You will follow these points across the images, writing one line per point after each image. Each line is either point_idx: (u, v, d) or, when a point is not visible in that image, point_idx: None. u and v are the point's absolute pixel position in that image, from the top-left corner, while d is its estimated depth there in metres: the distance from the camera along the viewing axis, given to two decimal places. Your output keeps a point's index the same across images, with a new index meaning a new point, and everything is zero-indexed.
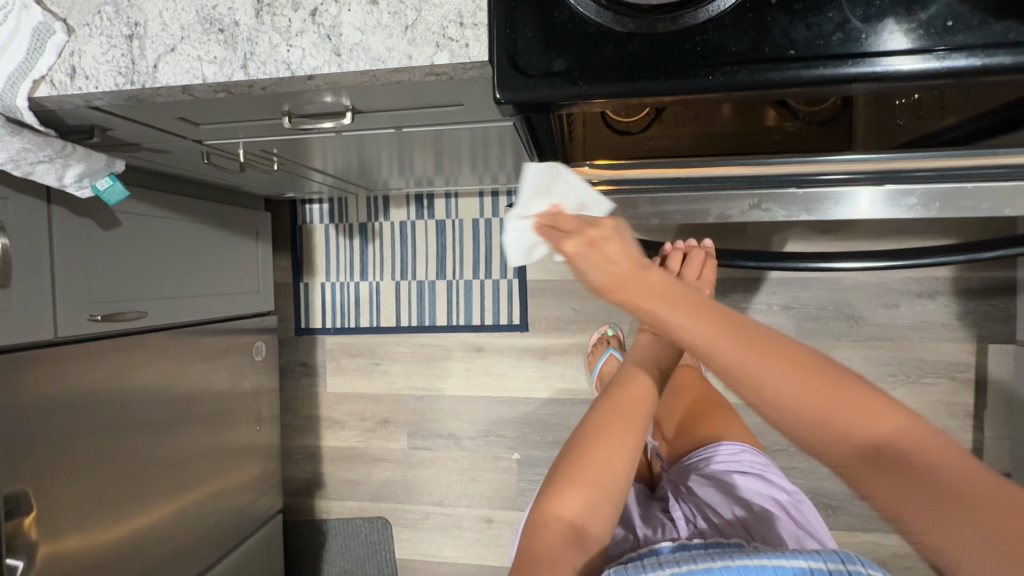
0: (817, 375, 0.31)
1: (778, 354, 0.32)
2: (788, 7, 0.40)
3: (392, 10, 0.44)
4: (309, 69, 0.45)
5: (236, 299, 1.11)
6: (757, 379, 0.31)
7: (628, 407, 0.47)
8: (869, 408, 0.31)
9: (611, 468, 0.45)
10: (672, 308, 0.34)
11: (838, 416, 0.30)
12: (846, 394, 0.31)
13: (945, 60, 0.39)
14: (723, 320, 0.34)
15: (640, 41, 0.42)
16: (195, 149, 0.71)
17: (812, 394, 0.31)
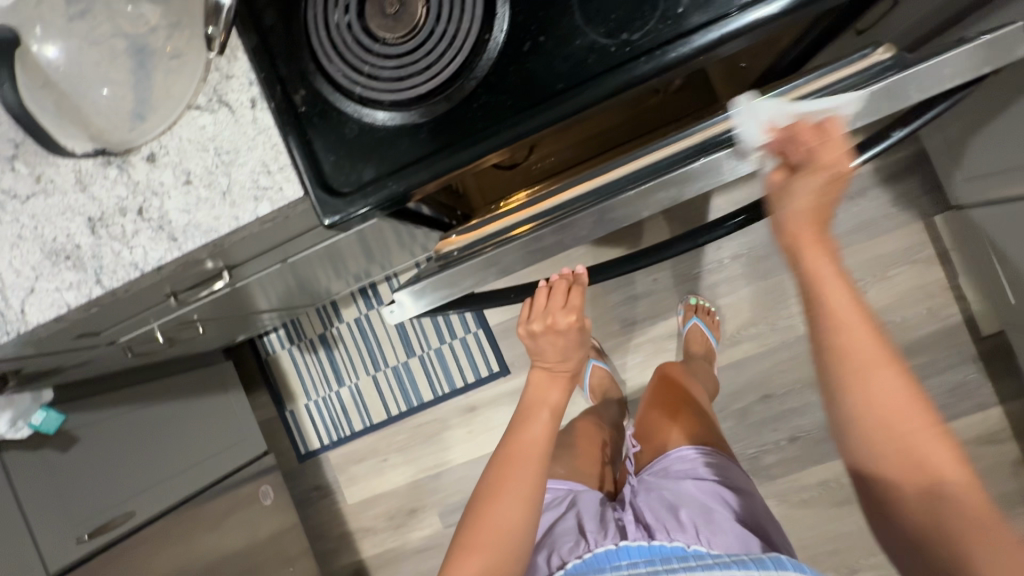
0: (912, 417, 0.44)
1: (890, 375, 0.44)
2: (539, 47, 0.42)
3: (206, 183, 0.46)
4: (155, 261, 0.48)
5: (223, 456, 1.11)
6: (848, 355, 0.45)
7: (521, 454, 0.58)
8: (938, 456, 0.43)
9: (509, 515, 0.54)
10: (842, 297, 0.46)
11: (895, 433, 0.44)
12: (927, 441, 0.43)
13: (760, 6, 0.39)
14: (875, 350, 0.45)
15: (428, 127, 0.44)
16: (115, 349, 0.73)
17: (892, 407, 0.44)
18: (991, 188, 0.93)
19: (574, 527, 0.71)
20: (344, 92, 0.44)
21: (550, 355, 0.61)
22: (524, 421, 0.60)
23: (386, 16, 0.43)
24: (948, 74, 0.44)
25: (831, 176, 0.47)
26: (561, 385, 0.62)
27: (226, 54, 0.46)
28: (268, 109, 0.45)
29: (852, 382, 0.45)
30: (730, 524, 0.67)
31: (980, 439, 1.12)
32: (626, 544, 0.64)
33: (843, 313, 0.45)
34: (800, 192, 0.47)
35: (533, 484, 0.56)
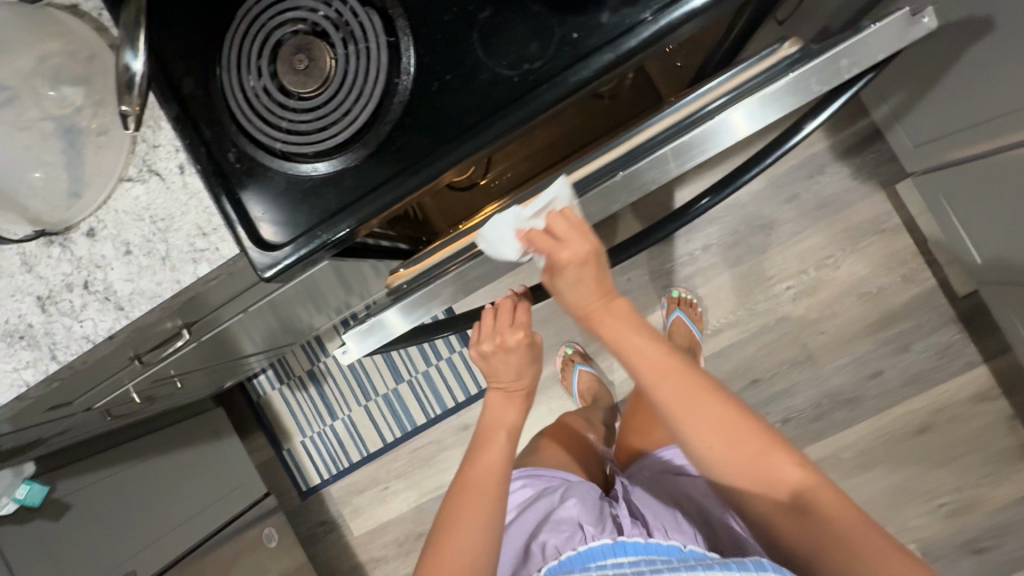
0: (741, 438, 0.46)
1: (713, 402, 0.46)
2: (445, 84, 0.43)
3: (146, 251, 0.47)
4: (105, 332, 0.49)
5: (223, 502, 1.12)
6: (664, 400, 0.46)
7: (477, 481, 0.55)
8: (783, 462, 0.46)
9: (470, 546, 0.51)
10: (631, 335, 0.47)
11: (746, 459, 0.46)
12: (764, 451, 0.46)
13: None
14: (676, 375, 0.46)
15: (352, 174, 0.45)
16: (93, 414, 0.75)
17: (733, 450, 0.46)
18: (944, 152, 0.94)
19: (573, 518, 0.65)
20: (267, 147, 0.45)
21: (503, 373, 0.59)
22: (481, 447, 0.57)
23: (296, 72, 0.44)
24: (846, 64, 0.46)
25: (583, 262, 0.47)
26: (516, 406, 0.59)
27: (151, 126, 0.47)
28: (196, 173, 0.47)
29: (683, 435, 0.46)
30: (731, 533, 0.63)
31: (972, 399, 1.11)
32: (622, 538, 0.57)
33: (653, 369, 0.46)
34: (564, 289, 0.48)
35: (493, 510, 0.53)
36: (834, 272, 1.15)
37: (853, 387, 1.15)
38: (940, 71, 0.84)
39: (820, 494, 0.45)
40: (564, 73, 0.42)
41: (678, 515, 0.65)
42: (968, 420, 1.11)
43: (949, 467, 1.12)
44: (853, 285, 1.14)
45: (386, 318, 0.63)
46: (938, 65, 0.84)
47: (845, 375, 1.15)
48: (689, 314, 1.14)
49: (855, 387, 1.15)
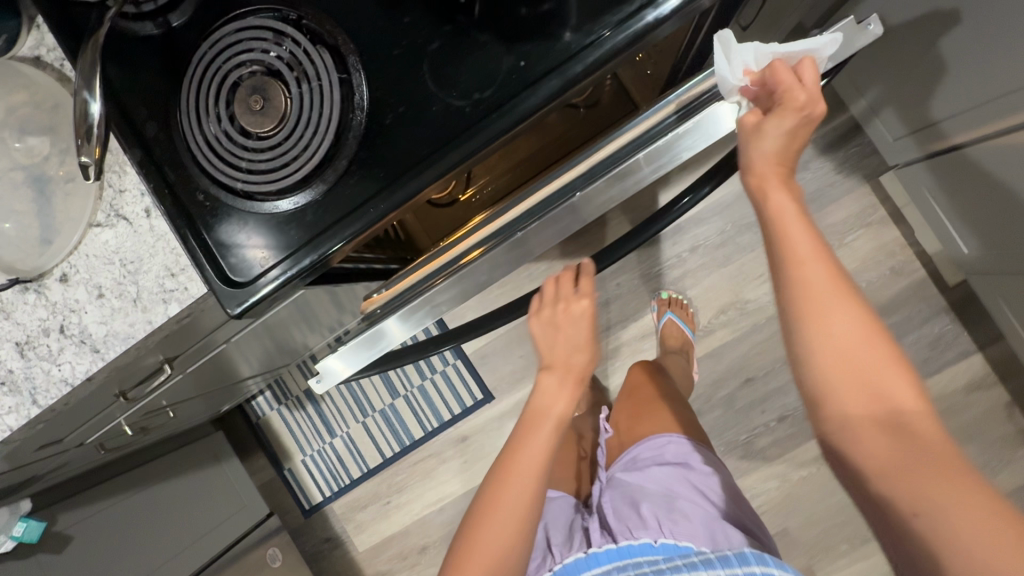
0: (881, 345, 0.40)
1: (851, 303, 0.41)
2: (397, 117, 0.44)
3: (117, 293, 0.48)
4: (83, 374, 0.50)
5: (224, 528, 1.12)
6: (804, 286, 0.42)
7: (518, 467, 0.60)
8: (907, 383, 0.40)
9: (506, 525, 0.58)
10: (787, 217, 0.43)
11: (875, 379, 0.40)
12: (889, 370, 0.40)
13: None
14: (825, 265, 0.41)
15: (311, 209, 0.46)
16: (87, 449, 0.76)
17: (872, 354, 0.40)
18: (924, 144, 0.93)
19: (543, 540, 0.76)
20: (229, 187, 0.46)
21: (559, 345, 0.64)
22: (529, 429, 0.62)
23: (253, 112, 0.45)
24: (791, 80, 0.48)
25: (804, 117, 0.44)
26: (569, 395, 0.63)
27: (115, 171, 0.48)
28: (161, 216, 0.47)
29: (808, 322, 0.41)
30: (692, 511, 0.71)
31: (967, 388, 1.11)
32: (594, 550, 0.68)
33: (804, 253, 0.42)
34: (768, 133, 0.44)
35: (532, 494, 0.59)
36: None
37: None
38: (915, 64, 0.84)
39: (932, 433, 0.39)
40: (513, 102, 0.42)
41: (641, 505, 0.73)
42: (963, 410, 1.11)
43: None
44: None
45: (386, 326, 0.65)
46: (912, 59, 0.84)
47: None
48: (681, 316, 1.13)
49: None
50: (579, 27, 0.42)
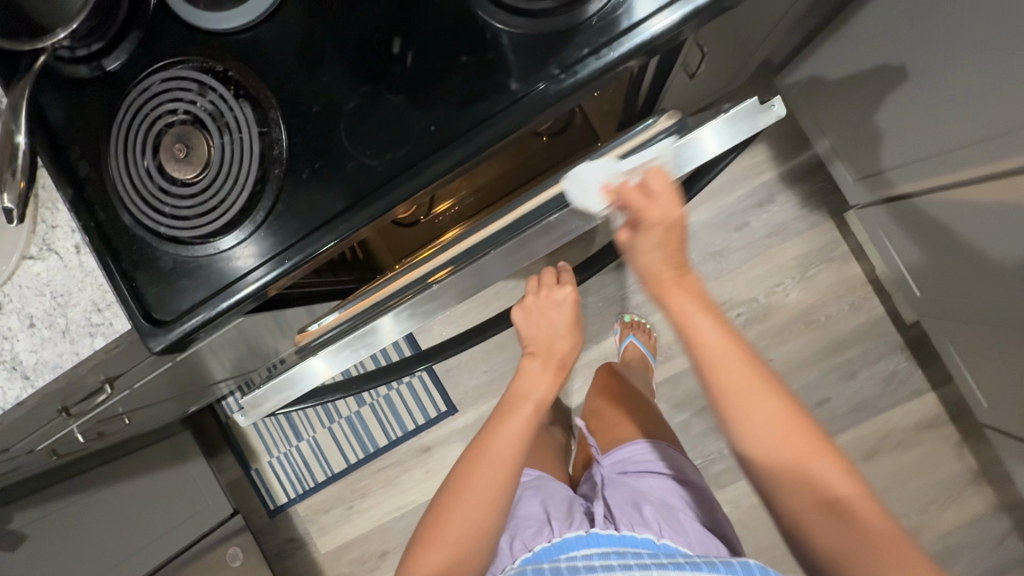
0: (796, 432, 0.49)
1: (761, 399, 0.49)
2: (313, 172, 0.46)
3: (47, 324, 0.50)
4: (14, 399, 0.52)
5: (185, 526, 1.15)
6: (744, 404, 0.49)
7: (491, 455, 0.60)
8: (822, 466, 0.49)
9: (470, 519, 0.59)
10: (709, 324, 0.50)
11: (787, 448, 0.49)
12: (808, 450, 0.49)
13: (618, 48, 0.42)
14: (743, 365, 0.50)
15: (232, 254, 0.48)
16: (39, 454, 0.78)
17: (775, 427, 0.49)
18: (881, 188, 0.95)
19: (539, 513, 0.72)
20: (153, 230, 0.48)
21: (541, 337, 0.62)
22: (503, 416, 0.62)
23: (177, 160, 0.47)
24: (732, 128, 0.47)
25: (665, 228, 0.49)
26: (549, 381, 0.62)
27: (48, 207, 0.50)
28: (90, 253, 0.49)
29: (731, 417, 0.50)
30: (690, 526, 0.69)
31: (919, 426, 1.12)
32: (597, 530, 0.63)
33: (723, 358, 0.50)
34: (645, 249, 0.50)
35: (501, 479, 0.60)
36: (783, 299, 1.16)
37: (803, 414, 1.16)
38: (870, 112, 0.85)
39: (870, 518, 0.47)
40: (426, 161, 0.44)
41: (643, 504, 0.70)
42: (914, 447, 1.12)
43: (897, 493, 1.13)
44: (802, 313, 1.15)
45: (380, 326, 0.60)
46: (866, 106, 0.85)
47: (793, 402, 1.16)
48: (641, 339, 1.14)
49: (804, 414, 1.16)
50: (522, 77, 0.44)
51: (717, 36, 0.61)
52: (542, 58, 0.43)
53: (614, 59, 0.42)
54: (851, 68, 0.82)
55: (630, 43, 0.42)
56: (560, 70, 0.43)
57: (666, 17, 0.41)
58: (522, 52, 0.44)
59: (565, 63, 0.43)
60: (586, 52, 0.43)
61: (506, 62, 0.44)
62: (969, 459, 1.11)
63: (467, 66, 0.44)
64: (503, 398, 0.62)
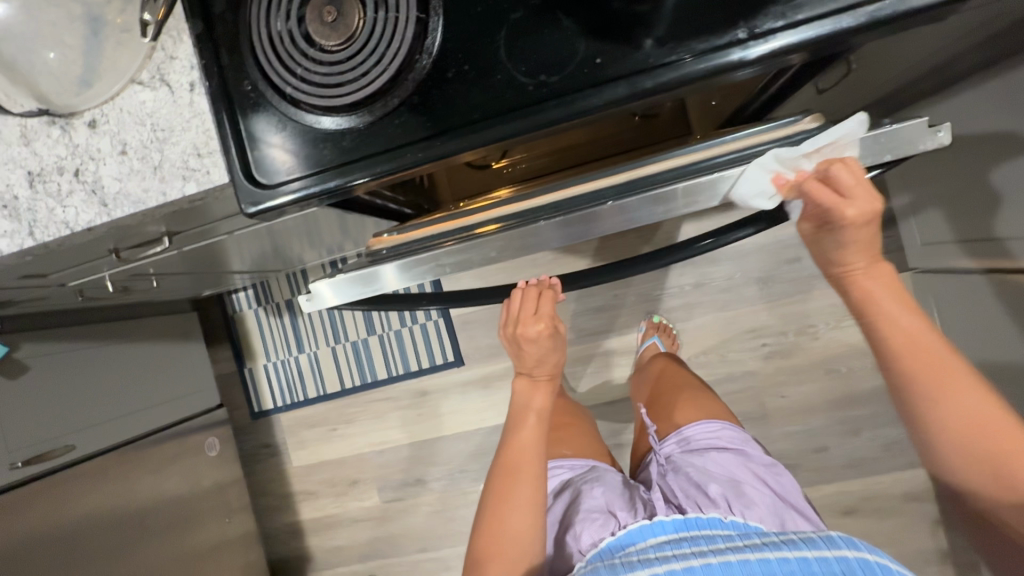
0: (952, 371, 0.48)
1: (943, 354, 0.48)
2: (460, 74, 0.44)
3: (140, 156, 0.48)
4: (85, 223, 0.50)
5: (174, 403, 1.14)
6: (920, 378, 0.49)
7: (519, 462, 0.58)
8: (991, 420, 0.47)
9: (518, 527, 0.56)
10: (894, 308, 0.49)
11: (951, 412, 0.48)
12: (978, 401, 0.48)
13: (772, 40, 0.40)
14: (909, 326, 0.49)
15: (352, 136, 0.46)
16: (66, 291, 0.77)
17: (912, 342, 0.49)
18: (949, 257, 0.94)
19: (602, 505, 0.69)
20: (279, 89, 0.46)
21: (527, 361, 0.60)
22: (516, 426, 0.61)
23: (324, 23, 0.44)
24: (849, 157, 0.45)
25: (868, 218, 0.48)
26: (545, 388, 0.62)
27: (171, 36, 0.48)
28: (204, 94, 0.47)
29: (919, 357, 0.49)
30: (760, 498, 0.68)
31: (905, 496, 1.15)
32: (659, 517, 0.61)
33: (895, 322, 0.49)
34: (835, 246, 0.50)
35: (534, 496, 0.57)
36: (812, 341, 1.16)
37: (797, 455, 1.18)
38: (968, 179, 0.84)
39: None
40: (585, 92, 0.42)
41: (708, 483, 0.69)
42: (892, 513, 1.15)
43: None
44: (824, 360, 1.16)
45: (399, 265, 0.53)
46: (965, 174, 0.84)
47: (791, 441, 1.18)
48: (664, 341, 1.12)
49: (799, 455, 1.18)
50: (661, 40, 0.42)
51: (872, 59, 0.59)
52: (731, 15, 0.41)
53: (779, 47, 0.40)
54: (965, 128, 0.80)
55: (769, 43, 0.40)
56: (748, 35, 0.41)
57: (772, 41, 0.40)
58: (707, 6, 0.41)
59: (755, 28, 0.41)
60: (780, 24, 0.40)
61: (654, 19, 0.42)
62: (941, 538, 1.14)
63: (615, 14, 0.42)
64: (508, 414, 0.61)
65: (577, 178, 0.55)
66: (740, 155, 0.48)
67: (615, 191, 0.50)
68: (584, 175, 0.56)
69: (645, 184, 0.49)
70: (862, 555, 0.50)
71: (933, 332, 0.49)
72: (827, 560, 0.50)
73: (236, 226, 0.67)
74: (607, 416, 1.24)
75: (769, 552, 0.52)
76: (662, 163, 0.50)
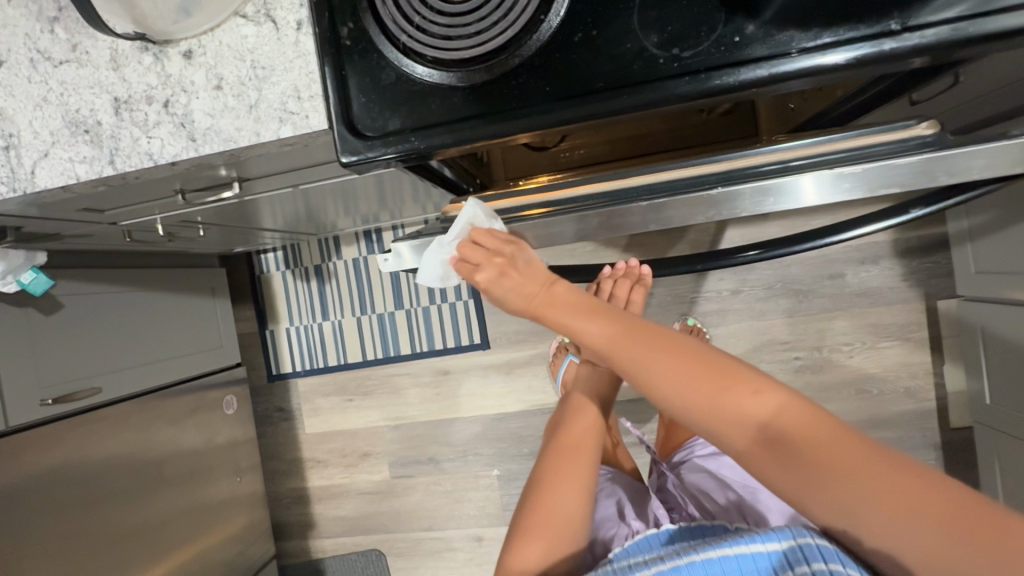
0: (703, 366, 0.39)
1: (682, 353, 0.40)
2: (588, 41, 0.42)
3: (236, 93, 0.47)
4: (170, 156, 0.48)
5: (197, 357, 1.13)
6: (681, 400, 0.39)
7: (577, 441, 0.56)
8: (748, 405, 0.37)
9: (570, 502, 0.53)
10: (595, 327, 0.42)
11: (746, 429, 0.37)
12: (722, 401, 0.38)
13: (920, 35, 0.39)
14: (633, 337, 0.41)
15: (464, 93, 0.44)
16: (115, 230, 0.75)
17: (680, 373, 0.39)
18: (1002, 289, 0.93)
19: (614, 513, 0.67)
20: (392, 37, 0.44)
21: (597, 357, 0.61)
22: (576, 412, 0.60)
23: None
24: (979, 165, 0.43)
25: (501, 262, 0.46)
26: (607, 383, 0.63)
27: None
28: (312, 35, 0.45)
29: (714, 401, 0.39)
30: (777, 502, 0.64)
31: None
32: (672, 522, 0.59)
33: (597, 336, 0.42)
34: (508, 292, 0.46)
35: (588, 479, 0.54)
36: (845, 359, 1.15)
37: None
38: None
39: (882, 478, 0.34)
40: (720, 71, 0.41)
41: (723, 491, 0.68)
42: None
43: None
44: (855, 379, 1.15)
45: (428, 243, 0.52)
46: None
47: None
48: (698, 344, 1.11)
49: None
50: (767, 24, 0.40)
51: (982, 73, 0.55)
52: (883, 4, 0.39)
53: (924, 44, 0.39)
54: None
55: (839, 54, 0.39)
56: (899, 27, 0.39)
57: (835, 53, 0.39)
58: None
59: (908, 21, 0.39)
60: (933, 18, 0.38)
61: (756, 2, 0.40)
62: None
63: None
64: (569, 399, 0.61)
65: (674, 163, 0.53)
66: (851, 155, 0.47)
67: (722, 178, 0.48)
68: (676, 161, 0.54)
69: (751, 174, 0.47)
70: (823, 540, 0.40)
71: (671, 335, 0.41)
72: (795, 552, 0.41)
73: (303, 180, 0.66)
74: (629, 414, 1.23)
75: (729, 547, 0.43)
76: (768, 156, 0.49)
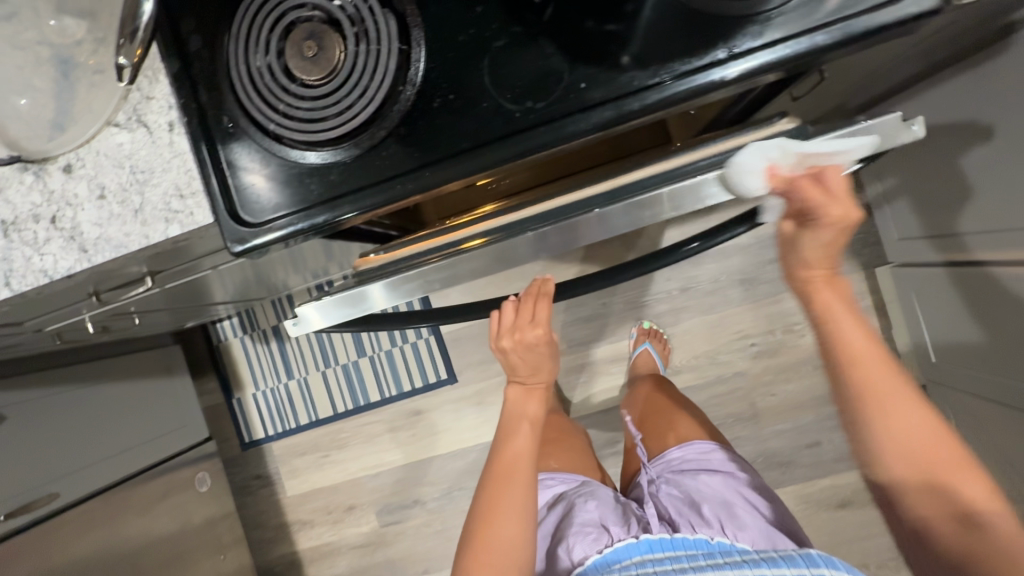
0: (888, 377, 0.49)
1: (894, 380, 0.49)
2: (447, 105, 0.44)
3: (119, 200, 0.47)
4: (64, 270, 0.48)
5: (162, 440, 1.11)
6: (883, 411, 0.48)
7: (510, 467, 0.58)
8: (914, 415, 0.48)
9: (508, 533, 0.54)
10: (849, 331, 0.50)
11: (916, 440, 0.48)
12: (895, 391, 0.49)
13: (750, 58, 0.41)
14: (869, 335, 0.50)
15: (338, 169, 0.45)
16: (44, 335, 0.74)
17: (883, 380, 0.49)
18: (925, 252, 0.97)
19: (596, 519, 0.67)
20: (261, 125, 0.45)
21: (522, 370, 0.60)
22: (508, 434, 0.60)
23: (304, 58, 0.44)
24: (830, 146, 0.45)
25: (840, 229, 0.46)
26: (538, 397, 0.62)
27: (147, 76, 0.47)
28: (184, 134, 0.46)
29: (875, 422, 0.49)
30: (751, 520, 0.67)
31: None
32: (647, 535, 0.61)
33: (848, 334, 0.50)
34: (810, 247, 0.48)
35: (524, 504, 0.56)
36: (798, 338, 1.18)
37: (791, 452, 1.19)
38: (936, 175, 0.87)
39: (948, 466, 0.47)
40: (577, 116, 0.43)
41: (703, 502, 0.69)
42: None
43: (861, 543, 1.17)
44: (811, 356, 1.18)
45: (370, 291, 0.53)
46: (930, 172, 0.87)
47: (786, 439, 1.19)
48: (655, 348, 1.13)
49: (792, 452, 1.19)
50: (639, 57, 0.42)
51: (844, 68, 0.59)
52: (707, 37, 0.42)
53: (755, 66, 0.41)
54: None
55: (746, 63, 0.41)
56: (727, 55, 0.41)
57: (746, 62, 0.41)
58: (693, 27, 0.42)
59: (735, 48, 0.41)
60: (757, 42, 0.41)
61: (630, 36, 0.42)
62: None
63: (591, 33, 0.43)
64: (501, 421, 0.61)
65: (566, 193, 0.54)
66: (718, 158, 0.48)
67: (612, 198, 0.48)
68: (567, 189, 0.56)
69: (631, 191, 0.48)
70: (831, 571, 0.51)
71: (878, 352, 0.49)
72: None
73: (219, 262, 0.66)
74: (603, 425, 1.24)
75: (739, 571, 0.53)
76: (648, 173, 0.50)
